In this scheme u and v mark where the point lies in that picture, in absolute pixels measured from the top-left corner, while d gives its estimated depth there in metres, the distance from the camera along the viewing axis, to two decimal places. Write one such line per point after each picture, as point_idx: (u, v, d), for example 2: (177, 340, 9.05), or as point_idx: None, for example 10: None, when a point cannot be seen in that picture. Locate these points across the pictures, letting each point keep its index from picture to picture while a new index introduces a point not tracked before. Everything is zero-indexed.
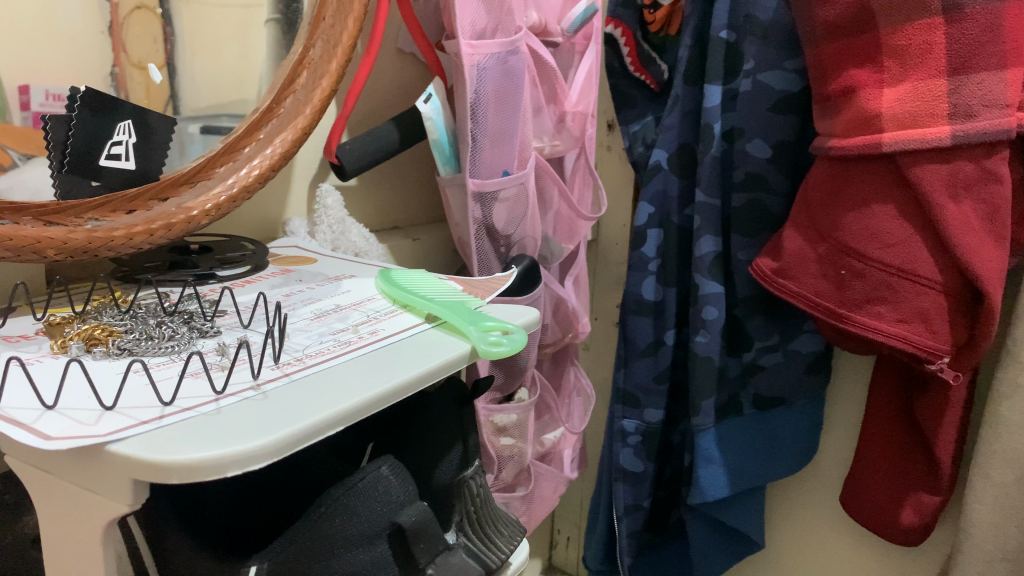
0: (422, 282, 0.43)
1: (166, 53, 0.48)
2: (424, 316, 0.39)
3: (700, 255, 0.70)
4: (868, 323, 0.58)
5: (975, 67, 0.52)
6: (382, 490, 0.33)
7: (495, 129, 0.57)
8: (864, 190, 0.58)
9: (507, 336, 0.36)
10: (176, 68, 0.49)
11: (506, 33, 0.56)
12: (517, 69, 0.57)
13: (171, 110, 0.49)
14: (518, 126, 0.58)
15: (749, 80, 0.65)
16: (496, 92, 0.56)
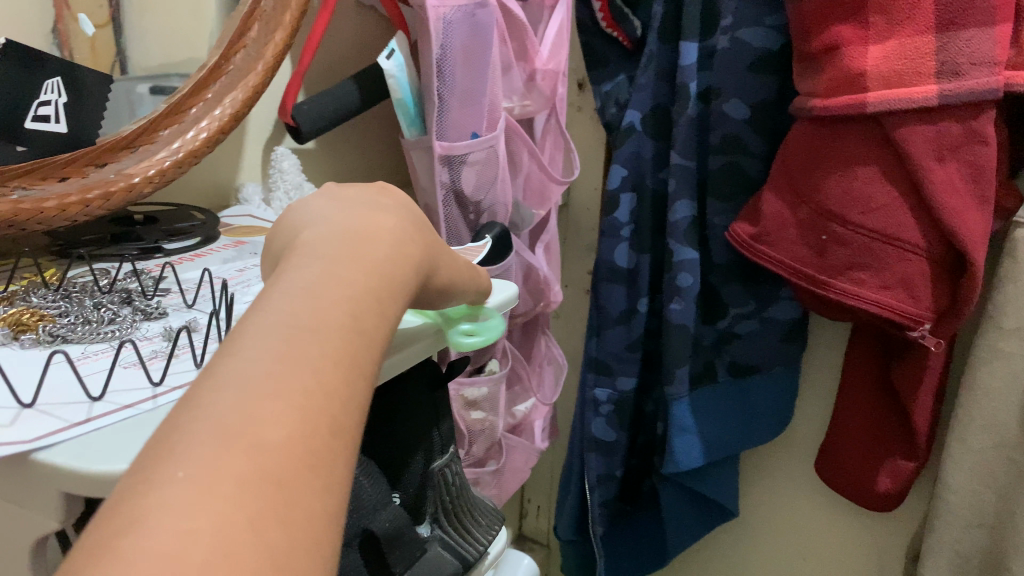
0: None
1: (111, 9, 0.44)
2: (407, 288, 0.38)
3: (674, 221, 0.68)
4: (849, 291, 0.57)
5: (965, 22, 0.50)
6: (350, 493, 0.30)
7: (466, 87, 0.54)
8: (845, 153, 0.56)
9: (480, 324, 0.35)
10: (123, 25, 0.45)
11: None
12: (486, 24, 0.53)
13: (119, 70, 0.45)
14: (487, 85, 0.55)
15: (726, 37, 0.62)
16: (467, 47, 0.53)
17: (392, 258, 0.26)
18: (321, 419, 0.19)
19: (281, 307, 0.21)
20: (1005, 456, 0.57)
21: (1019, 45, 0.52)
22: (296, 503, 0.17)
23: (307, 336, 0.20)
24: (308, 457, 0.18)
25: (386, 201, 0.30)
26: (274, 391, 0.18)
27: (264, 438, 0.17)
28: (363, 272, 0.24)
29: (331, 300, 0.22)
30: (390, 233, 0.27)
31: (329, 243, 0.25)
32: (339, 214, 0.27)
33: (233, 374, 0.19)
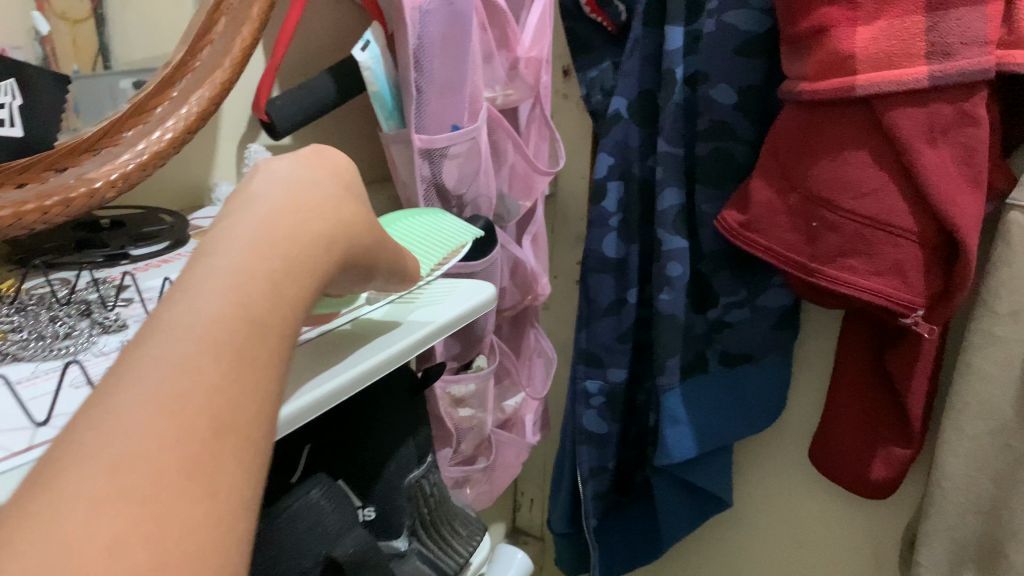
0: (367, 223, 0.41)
1: (91, 2, 0.43)
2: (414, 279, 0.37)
3: (662, 209, 0.66)
4: (840, 277, 0.55)
5: (955, 1, 0.49)
6: (315, 518, 0.30)
7: (446, 77, 0.52)
8: (835, 137, 0.54)
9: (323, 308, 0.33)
10: (104, 17, 0.44)
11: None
12: (464, 12, 0.52)
13: (101, 66, 0.44)
14: (468, 74, 0.53)
15: (712, 20, 0.61)
16: (445, 36, 0.52)
17: (315, 234, 0.25)
18: (226, 418, 0.19)
19: (190, 292, 0.21)
20: (1001, 443, 0.56)
21: (1009, 24, 0.51)
22: (190, 504, 0.17)
23: (217, 330, 0.20)
24: (208, 460, 0.18)
25: (324, 160, 0.29)
26: (178, 390, 0.18)
27: (162, 440, 0.17)
28: (283, 250, 0.24)
29: (243, 284, 0.22)
30: (316, 203, 0.26)
31: (249, 219, 0.24)
32: (266, 180, 0.26)
33: (135, 371, 0.18)
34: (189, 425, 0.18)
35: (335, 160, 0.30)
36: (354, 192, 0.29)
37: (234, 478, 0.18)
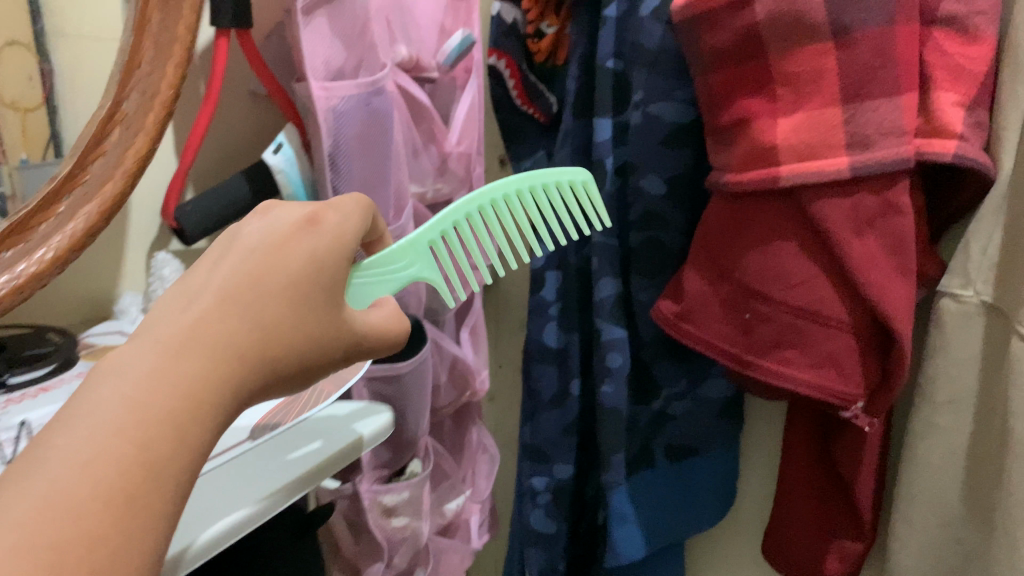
0: (390, 253, 0.45)
1: (42, 92, 0.53)
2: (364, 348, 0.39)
3: (601, 299, 0.65)
4: (775, 370, 0.54)
5: (870, 93, 0.49)
6: None
7: (364, 176, 0.51)
8: (763, 228, 0.54)
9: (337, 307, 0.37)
10: (56, 108, 0.54)
11: (371, 70, 0.51)
12: (383, 110, 0.51)
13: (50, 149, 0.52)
14: (392, 171, 0.53)
15: (638, 111, 0.61)
16: (362, 135, 0.50)
17: (286, 314, 0.33)
18: (189, 400, 0.27)
19: (203, 298, 0.30)
20: (952, 535, 0.55)
21: (925, 113, 0.51)
22: (148, 463, 0.25)
23: (195, 335, 0.29)
24: (165, 432, 0.26)
25: (344, 213, 0.37)
26: (162, 371, 0.27)
27: (145, 408, 0.26)
28: (174, 364, 0.28)
29: (236, 313, 0.31)
30: (299, 276, 0.34)
31: (186, 314, 0.30)
32: (292, 219, 0.35)
33: (143, 347, 0.28)
34: (161, 400, 0.27)
35: (333, 222, 0.36)
36: (337, 262, 0.36)
37: (181, 445, 0.27)
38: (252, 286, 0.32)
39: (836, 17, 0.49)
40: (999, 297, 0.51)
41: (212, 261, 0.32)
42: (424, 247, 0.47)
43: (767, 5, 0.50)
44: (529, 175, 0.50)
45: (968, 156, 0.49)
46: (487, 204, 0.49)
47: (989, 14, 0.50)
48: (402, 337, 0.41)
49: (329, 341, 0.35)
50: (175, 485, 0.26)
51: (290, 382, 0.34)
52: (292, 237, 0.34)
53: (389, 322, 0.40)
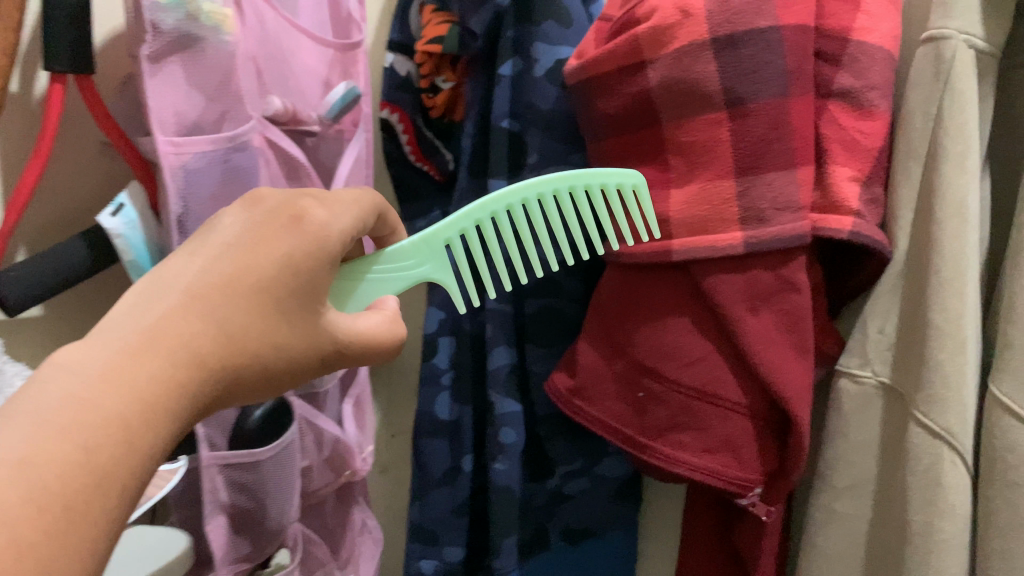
0: (399, 252, 0.46)
1: None
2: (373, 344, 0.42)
3: (494, 369, 0.60)
4: (671, 454, 0.51)
5: (765, 166, 0.47)
6: None
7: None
8: (656, 302, 0.51)
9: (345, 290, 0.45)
10: None
11: (237, 123, 0.48)
12: (247, 168, 0.49)
13: None
14: None
15: (534, 174, 0.59)
16: (224, 194, 0.47)
17: (254, 324, 0.34)
18: (147, 404, 0.28)
19: (174, 294, 0.31)
20: None
21: (822, 188, 0.49)
22: (96, 465, 0.26)
23: (157, 336, 0.30)
24: (116, 438, 0.27)
25: (335, 213, 0.38)
26: (117, 369, 0.28)
27: (97, 408, 0.27)
28: (141, 346, 0.29)
29: (203, 313, 0.32)
30: (275, 282, 0.34)
31: (156, 309, 0.31)
32: (275, 217, 0.36)
33: (102, 342, 0.29)
34: (115, 402, 0.27)
35: (319, 222, 0.37)
36: (320, 267, 0.37)
37: (133, 451, 0.27)
38: (221, 291, 0.33)
39: (730, 87, 0.47)
40: (897, 380, 0.49)
41: (188, 249, 0.34)
42: (440, 247, 0.47)
43: (660, 72, 0.48)
44: (562, 177, 0.47)
45: (865, 233, 0.48)
46: (513, 204, 0.47)
47: (883, 90, 0.49)
48: (380, 352, 0.42)
49: (301, 354, 0.37)
50: (120, 494, 0.26)
51: (256, 395, 0.36)
52: (272, 234, 0.35)
53: (366, 335, 0.41)
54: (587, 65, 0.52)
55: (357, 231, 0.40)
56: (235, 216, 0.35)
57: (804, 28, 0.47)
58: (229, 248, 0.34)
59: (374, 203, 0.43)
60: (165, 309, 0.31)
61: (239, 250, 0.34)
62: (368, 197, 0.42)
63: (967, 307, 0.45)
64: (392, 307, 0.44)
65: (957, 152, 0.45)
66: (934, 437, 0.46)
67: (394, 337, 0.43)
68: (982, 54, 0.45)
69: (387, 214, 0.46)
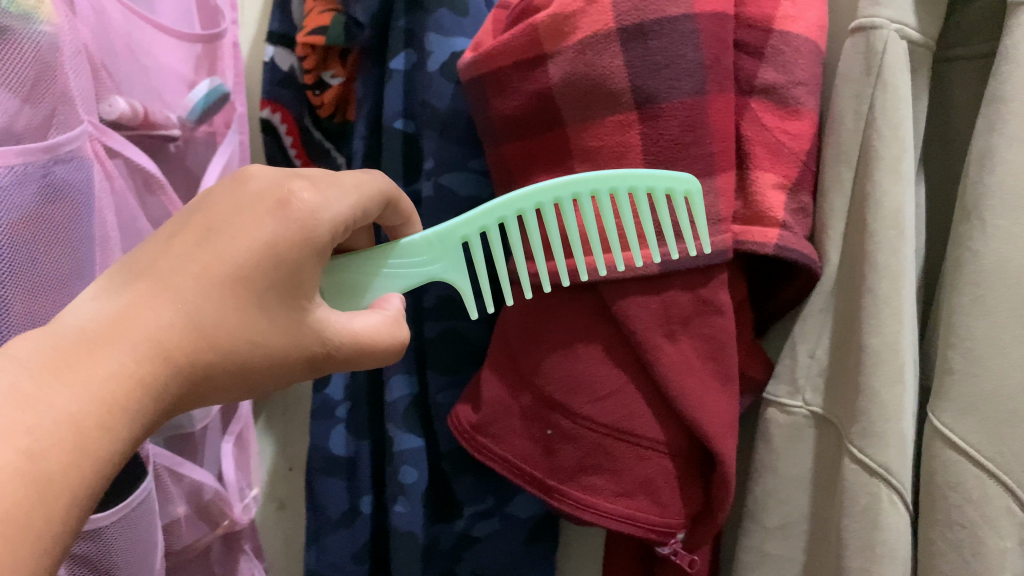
0: (412, 244, 0.41)
1: None
2: (375, 352, 0.37)
3: (390, 402, 0.54)
4: (582, 499, 0.45)
5: (678, 172, 0.42)
6: None
7: (59, 269, 0.39)
8: (564, 328, 0.45)
9: (340, 284, 0.40)
10: None
11: (64, 128, 0.40)
12: (82, 182, 0.41)
13: None
14: (93, 261, 0.41)
15: (429, 182, 0.52)
16: (49, 216, 0.38)
17: (226, 317, 0.31)
18: (100, 402, 0.26)
19: (142, 282, 0.30)
20: None
21: (744, 196, 0.44)
22: (34, 475, 0.24)
23: (121, 324, 0.28)
24: (63, 440, 0.25)
25: (327, 196, 0.34)
26: (69, 362, 0.27)
27: (43, 406, 0.25)
28: (89, 338, 0.27)
29: (170, 300, 0.30)
30: (253, 271, 0.31)
31: (112, 299, 0.29)
32: (259, 202, 0.33)
33: (58, 333, 0.27)
34: (64, 399, 0.26)
35: (308, 207, 0.33)
36: (306, 258, 0.33)
37: (82, 455, 0.25)
38: (191, 279, 0.30)
39: (640, 84, 0.41)
40: (830, 409, 0.45)
41: (163, 236, 0.32)
42: (454, 245, 0.41)
43: (561, 67, 0.42)
44: (601, 177, 0.39)
45: (792, 248, 0.42)
46: (543, 204, 0.40)
47: (809, 86, 0.44)
48: (378, 357, 0.37)
49: (282, 353, 0.33)
50: (63, 507, 0.24)
51: (240, 392, 0.33)
52: (252, 220, 0.32)
53: (360, 335, 0.36)
54: (481, 59, 0.45)
55: (355, 220, 0.36)
56: (217, 200, 0.33)
57: (721, 16, 0.42)
58: (205, 234, 0.32)
59: (379, 189, 0.39)
60: (114, 301, 0.29)
61: (224, 236, 0.32)
62: (372, 183, 0.38)
63: (904, 331, 0.40)
64: (395, 306, 0.39)
65: (891, 156, 0.40)
66: (871, 474, 0.41)
67: (393, 340, 0.38)
68: (916, 46, 0.40)
69: (395, 203, 0.41)
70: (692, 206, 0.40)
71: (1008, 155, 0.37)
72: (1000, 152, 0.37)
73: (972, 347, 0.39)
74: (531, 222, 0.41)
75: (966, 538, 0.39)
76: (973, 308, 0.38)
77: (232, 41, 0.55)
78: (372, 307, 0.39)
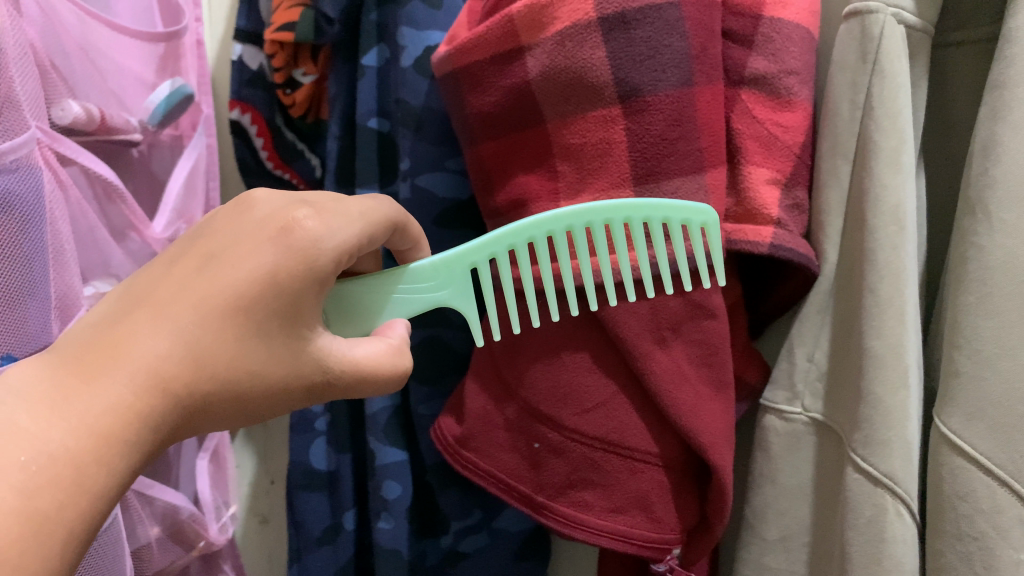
0: (420, 270, 0.39)
1: None
2: (379, 380, 0.33)
3: (370, 414, 0.52)
4: (573, 516, 0.43)
5: (666, 170, 0.39)
6: None
7: (7, 286, 0.35)
8: (550, 336, 0.43)
9: (339, 310, 0.37)
10: None
11: (9, 135, 0.36)
12: (35, 194, 0.37)
13: None
14: (48, 281, 0.38)
15: (406, 184, 0.50)
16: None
17: (226, 345, 0.28)
18: (96, 435, 0.24)
19: (138, 308, 0.27)
20: None
21: (737, 193, 0.42)
22: (31, 514, 0.22)
23: (115, 353, 0.26)
24: (57, 478, 0.23)
25: (332, 224, 0.31)
26: (65, 395, 0.24)
27: (35, 443, 0.23)
28: (83, 370, 0.25)
29: (166, 328, 0.27)
30: (254, 298, 0.28)
31: (109, 326, 0.27)
32: (260, 229, 0.30)
33: (52, 364, 0.25)
34: (59, 432, 0.23)
35: (311, 236, 0.30)
36: (307, 288, 0.30)
37: (79, 490, 0.23)
38: (191, 305, 0.27)
39: (623, 77, 0.38)
40: (830, 416, 0.43)
41: (165, 260, 0.29)
42: (463, 271, 0.39)
43: (540, 60, 0.40)
44: (617, 207, 0.37)
45: (787, 246, 0.40)
46: (555, 232, 0.38)
47: (802, 75, 0.41)
48: (385, 385, 0.34)
49: (282, 383, 0.30)
50: (60, 546, 0.22)
51: (241, 422, 0.30)
52: (251, 247, 0.29)
53: (363, 366, 0.33)
54: (456, 53, 0.43)
55: (361, 247, 0.33)
56: (219, 226, 0.30)
57: (706, 3, 0.39)
58: (204, 261, 0.29)
59: (386, 216, 0.35)
60: (110, 329, 0.27)
61: (225, 261, 0.29)
62: (378, 211, 0.34)
63: (907, 333, 0.38)
64: (399, 334, 0.36)
65: (889, 149, 0.38)
66: (876, 484, 0.39)
67: (397, 370, 0.34)
68: (913, 31, 0.38)
69: (404, 229, 0.37)
70: (708, 238, 0.39)
71: (1013, 145, 0.35)
72: (1005, 141, 0.35)
73: (979, 348, 0.36)
74: (541, 249, 0.39)
75: (977, 551, 0.36)
76: (980, 307, 0.36)
77: (194, 39, 0.55)
78: (376, 334, 0.36)
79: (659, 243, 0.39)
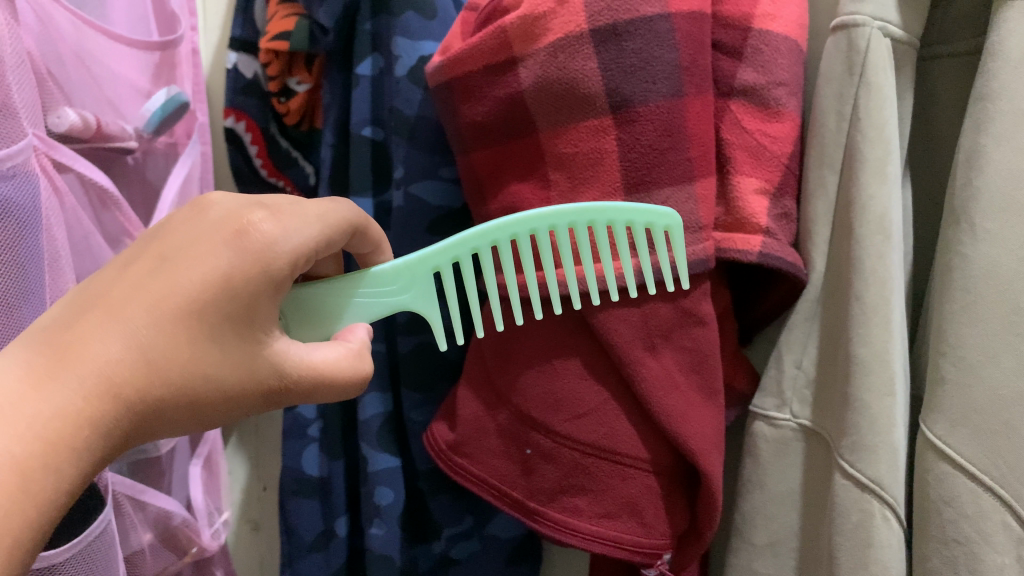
0: (383, 274, 0.39)
1: None
2: (338, 385, 0.34)
3: (363, 420, 0.52)
4: (563, 522, 0.43)
5: (657, 179, 0.40)
6: None
7: (6, 291, 0.35)
8: (542, 343, 0.43)
9: (298, 315, 0.37)
10: None
11: (7, 143, 0.37)
12: (31, 201, 0.38)
13: None
14: (45, 286, 0.38)
15: (399, 192, 0.50)
16: None
17: (179, 350, 0.28)
18: (45, 441, 0.24)
19: (91, 311, 0.27)
20: None
21: (726, 202, 0.42)
22: None
23: (67, 356, 0.26)
24: (6, 485, 0.23)
25: (287, 226, 0.31)
26: (17, 399, 0.24)
27: None
28: (32, 372, 0.25)
29: (118, 332, 0.27)
30: (207, 304, 0.29)
31: (60, 326, 0.27)
32: (214, 232, 0.30)
33: (7, 364, 0.25)
34: (7, 438, 0.23)
35: (265, 238, 0.30)
36: (261, 291, 0.30)
37: (25, 495, 0.23)
38: (145, 309, 0.28)
39: (615, 88, 0.39)
40: (818, 422, 0.43)
41: (121, 261, 0.30)
42: (426, 275, 0.40)
43: (532, 71, 0.40)
44: (584, 210, 0.38)
45: (775, 255, 0.41)
46: (519, 234, 0.39)
47: (791, 86, 0.42)
48: (342, 388, 0.34)
49: (237, 387, 0.30)
50: (3, 552, 0.23)
51: (196, 428, 0.30)
52: (207, 249, 0.29)
53: (320, 370, 0.33)
54: (449, 64, 0.43)
55: (318, 250, 0.33)
56: (175, 228, 0.30)
57: (697, 15, 0.40)
58: (159, 263, 0.29)
59: (346, 217, 0.35)
60: (61, 330, 0.27)
61: (177, 266, 0.29)
62: (337, 211, 0.34)
63: (893, 341, 0.38)
64: (359, 338, 0.37)
65: (876, 159, 0.39)
66: (862, 490, 0.40)
67: (357, 375, 0.35)
68: (899, 43, 0.39)
69: (364, 231, 0.37)
70: (672, 241, 0.39)
71: (995, 156, 0.35)
72: (988, 151, 0.36)
73: (963, 355, 0.36)
74: (506, 253, 0.39)
75: (962, 556, 0.37)
76: (965, 314, 0.36)
77: (189, 47, 0.54)
78: (337, 339, 0.37)
79: (620, 249, 0.39)
